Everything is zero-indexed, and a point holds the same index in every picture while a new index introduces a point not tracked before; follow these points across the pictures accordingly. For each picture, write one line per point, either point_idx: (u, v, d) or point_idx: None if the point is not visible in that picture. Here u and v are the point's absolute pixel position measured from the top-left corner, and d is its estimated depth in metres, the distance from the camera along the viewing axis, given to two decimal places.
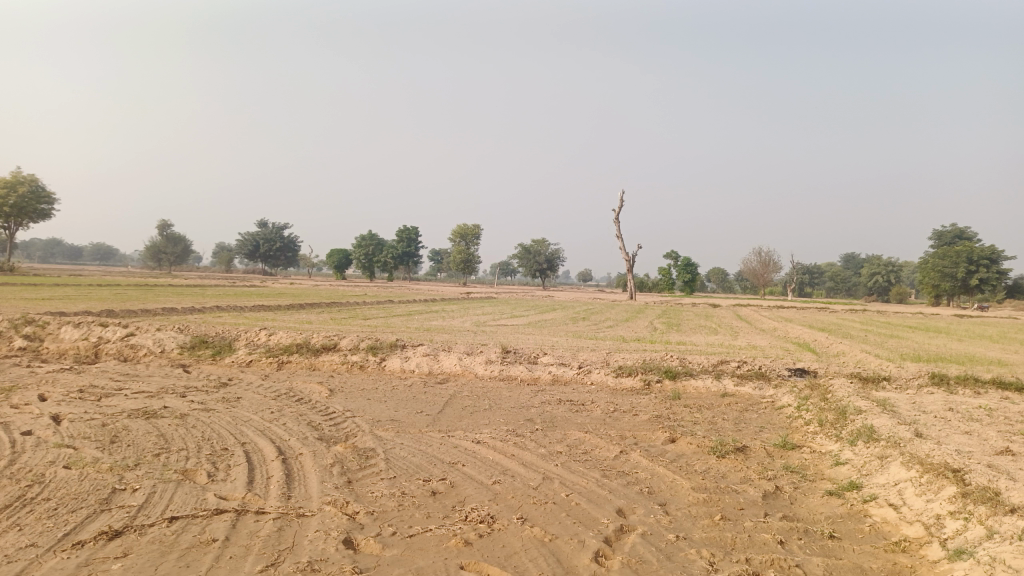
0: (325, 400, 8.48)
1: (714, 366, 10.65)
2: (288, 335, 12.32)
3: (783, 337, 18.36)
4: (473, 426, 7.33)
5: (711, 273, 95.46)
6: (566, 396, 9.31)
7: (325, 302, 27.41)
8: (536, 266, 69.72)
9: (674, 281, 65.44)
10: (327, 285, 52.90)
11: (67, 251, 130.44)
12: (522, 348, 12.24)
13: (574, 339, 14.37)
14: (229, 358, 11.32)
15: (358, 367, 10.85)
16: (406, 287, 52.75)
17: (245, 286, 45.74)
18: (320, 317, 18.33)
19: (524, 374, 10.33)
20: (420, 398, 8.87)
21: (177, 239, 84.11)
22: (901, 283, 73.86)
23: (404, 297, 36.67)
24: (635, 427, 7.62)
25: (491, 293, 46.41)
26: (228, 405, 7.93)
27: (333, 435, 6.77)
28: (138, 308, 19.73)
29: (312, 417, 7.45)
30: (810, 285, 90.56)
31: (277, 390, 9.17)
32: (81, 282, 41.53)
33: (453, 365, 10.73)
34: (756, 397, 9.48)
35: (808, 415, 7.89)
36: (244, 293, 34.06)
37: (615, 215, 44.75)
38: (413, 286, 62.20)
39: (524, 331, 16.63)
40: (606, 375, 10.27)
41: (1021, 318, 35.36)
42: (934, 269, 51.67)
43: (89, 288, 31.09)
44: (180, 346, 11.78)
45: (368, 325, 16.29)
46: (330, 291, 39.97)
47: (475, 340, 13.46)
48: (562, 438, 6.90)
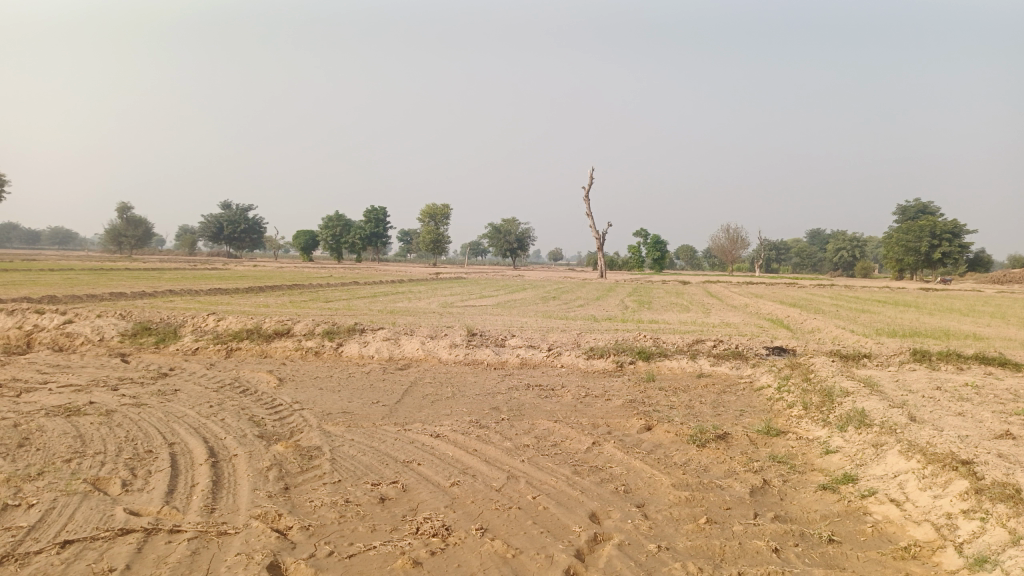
0: (272, 391, 7.79)
1: (689, 345, 10.16)
2: (238, 320, 11.55)
3: (756, 314, 17.96)
4: (432, 417, 6.72)
5: (680, 251, 95.57)
6: (534, 380, 8.73)
7: (287, 285, 26.43)
8: (505, 245, 69.00)
9: (644, 259, 65.25)
10: (294, 267, 51.61)
11: (23, 235, 126.60)
12: (488, 329, 11.63)
13: (543, 319, 13.80)
14: (173, 345, 10.56)
15: (313, 353, 10.16)
16: (374, 269, 51.72)
17: (208, 269, 44.37)
18: (278, 301, 17.50)
19: (490, 358, 9.73)
20: (376, 386, 8.22)
21: (135, 222, 81.65)
22: (866, 258, 74.62)
23: (370, 278, 35.66)
24: (608, 413, 7.08)
25: (460, 274, 45.64)
26: (163, 399, 7.21)
27: (276, 432, 6.11)
28: (86, 293, 18.69)
29: (255, 411, 6.77)
30: (777, 261, 91.19)
31: (222, 380, 8.46)
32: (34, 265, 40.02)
33: (415, 349, 10.08)
34: (733, 377, 8.99)
35: (791, 398, 7.41)
36: (203, 277, 32.86)
37: (585, 192, 44.10)
38: (380, 266, 61.15)
39: (491, 311, 16.01)
40: (576, 357, 9.70)
41: (984, 291, 35.63)
42: (899, 243, 52.06)
43: (38, 275, 29.64)
44: (121, 334, 10.97)
45: (328, 308, 15.52)
46: (293, 273, 38.86)
47: (439, 322, 12.81)
48: (530, 428, 6.32)
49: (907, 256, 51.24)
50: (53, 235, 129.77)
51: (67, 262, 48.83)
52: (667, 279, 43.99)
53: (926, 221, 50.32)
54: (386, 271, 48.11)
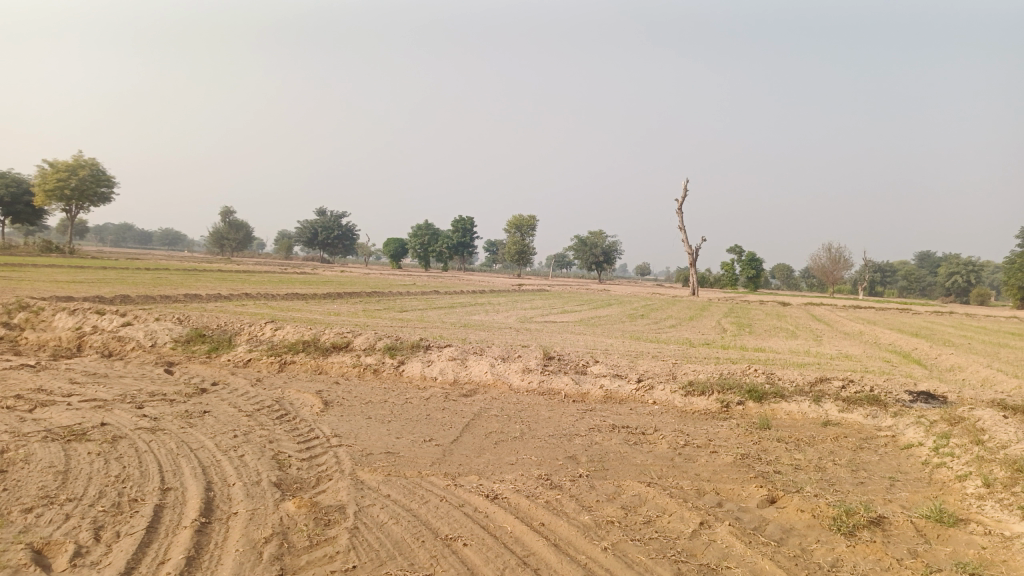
0: (311, 419, 6.66)
1: (811, 384, 8.46)
2: (297, 330, 10.59)
3: (876, 345, 15.75)
4: (494, 466, 5.42)
5: (776, 270, 90.95)
6: (622, 420, 7.30)
7: (367, 292, 25.84)
8: (592, 258, 67.22)
9: (737, 277, 62.18)
10: (380, 274, 51.63)
11: (137, 235, 134.42)
12: (570, 352, 10.23)
13: (633, 343, 12.27)
14: (224, 355, 9.70)
15: (371, 372, 9.05)
16: (459, 278, 51.16)
17: (297, 273, 44.80)
18: (349, 309, 16.63)
19: (570, 388, 8.32)
20: (433, 418, 6.98)
21: (237, 225, 84.65)
22: (983, 284, 68.68)
23: (453, 287, 34.77)
24: (717, 475, 5.58)
25: (543, 286, 44.26)
26: (184, 424, 6.19)
27: (299, 480, 4.93)
28: (164, 293, 18.42)
29: (284, 448, 5.62)
30: (880, 284, 85.41)
31: (262, 399, 7.42)
32: (133, 264, 41.29)
33: (483, 373, 8.79)
34: (869, 431, 7.29)
35: (959, 467, 5.68)
36: (290, 281, 32.88)
37: (679, 205, 41.93)
38: (463, 275, 60.58)
39: (574, 329, 14.59)
40: (671, 393, 8.19)
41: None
42: (1021, 269, 47.30)
43: (128, 273, 30.26)
44: (174, 341, 10.21)
45: (399, 319, 14.50)
46: (378, 280, 38.56)
47: (514, 340, 11.50)
48: (616, 494, 4.91)
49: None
50: (163, 237, 137.12)
51: (170, 262, 50.50)
52: (763, 299, 41.26)
53: None
54: (471, 280, 47.38)
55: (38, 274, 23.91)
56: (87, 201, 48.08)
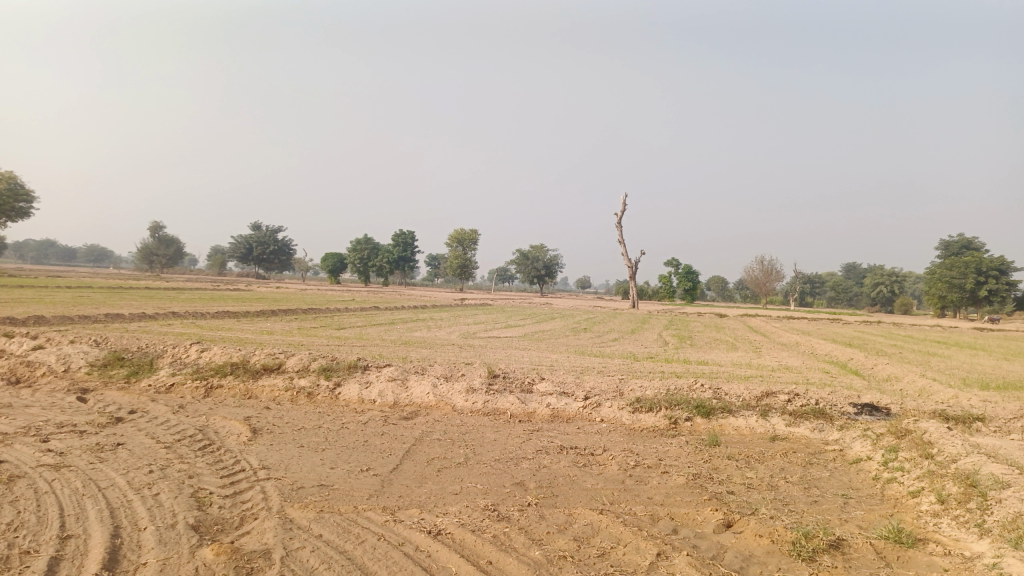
0: (237, 450, 6.17)
1: (757, 398, 8.37)
2: (225, 351, 9.98)
3: (814, 356, 15.98)
4: (437, 497, 5.06)
5: (712, 282, 92.90)
6: (570, 441, 7.03)
7: (303, 309, 25.00)
8: (533, 272, 67.30)
9: (675, 290, 63.20)
10: (318, 289, 50.43)
11: (59, 252, 128.52)
12: (514, 370, 9.93)
13: (577, 358, 12.05)
14: (145, 380, 9.04)
15: (305, 395, 8.56)
16: (400, 293, 50.39)
17: (230, 289, 43.35)
18: (284, 327, 15.96)
19: (515, 408, 8.02)
20: (371, 445, 6.56)
21: (167, 240, 81.73)
22: (906, 293, 71.56)
23: (393, 303, 34.08)
24: (670, 498, 5.36)
25: (484, 300, 43.95)
26: (94, 459, 5.62)
27: (220, 522, 4.47)
28: (83, 313, 17.35)
29: (205, 484, 5.13)
30: (810, 294, 88.13)
31: (184, 428, 6.87)
32: (52, 282, 39.18)
33: (425, 394, 8.41)
34: (817, 445, 7.21)
35: (911, 483, 5.60)
36: (223, 298, 31.67)
37: (618, 218, 42.25)
38: (402, 290, 59.76)
39: (517, 345, 14.30)
40: (619, 410, 7.97)
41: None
42: (941, 279, 49.37)
43: (46, 291, 28.63)
44: (90, 365, 9.48)
45: (337, 338, 13.95)
46: (316, 296, 37.58)
47: (457, 358, 11.14)
48: (568, 524, 4.62)
49: (950, 292, 48.52)
50: (87, 253, 131.51)
51: (95, 279, 48.15)
52: (702, 311, 41.87)
53: (972, 256, 47.65)
54: (412, 295, 46.71)
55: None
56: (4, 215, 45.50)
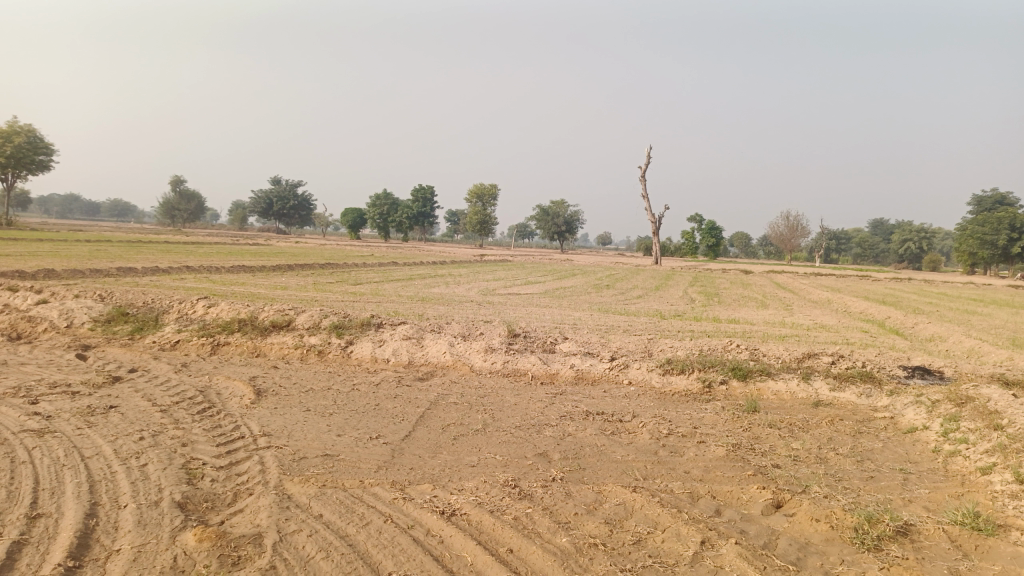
0: (238, 414, 5.72)
1: (798, 360, 7.77)
2: (233, 307, 9.53)
3: (848, 314, 15.29)
4: (451, 470, 4.57)
5: (735, 238, 91.39)
6: (597, 405, 6.51)
7: (320, 264, 24.56)
8: (554, 227, 66.43)
9: (698, 246, 62.14)
10: (338, 245, 49.98)
11: (84, 207, 129.48)
12: (536, 328, 9.41)
13: (602, 315, 11.50)
14: (149, 337, 8.62)
15: (315, 354, 8.12)
16: (419, 249, 49.86)
17: (249, 244, 43.09)
18: (298, 282, 15.49)
19: (537, 369, 7.50)
20: (382, 409, 6.09)
21: (189, 195, 81.48)
22: (934, 250, 69.81)
23: (411, 258, 33.55)
24: (711, 473, 4.83)
25: (503, 255, 43.35)
26: (82, 423, 5.19)
27: (210, 498, 4.02)
28: (95, 267, 16.97)
29: (198, 454, 4.68)
30: (835, 250, 86.46)
31: (184, 390, 6.44)
32: (73, 236, 39.09)
33: (441, 354, 7.91)
34: (865, 412, 6.64)
35: (980, 458, 5.02)
36: (241, 253, 31.25)
37: (642, 171, 41.19)
38: (422, 245, 59.24)
39: (539, 302, 13.77)
40: (648, 372, 7.42)
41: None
42: (973, 235, 47.83)
43: (64, 245, 28.46)
44: (93, 321, 9.09)
45: (352, 293, 13.52)
46: (335, 251, 37.21)
47: (475, 315, 10.62)
48: (598, 504, 4.11)
49: (982, 249, 47.02)
50: (111, 208, 132.60)
51: (117, 234, 47.76)
52: (724, 267, 40.98)
53: (1006, 212, 46.01)
54: (431, 251, 46.11)
55: None
56: (23, 169, 44.91)
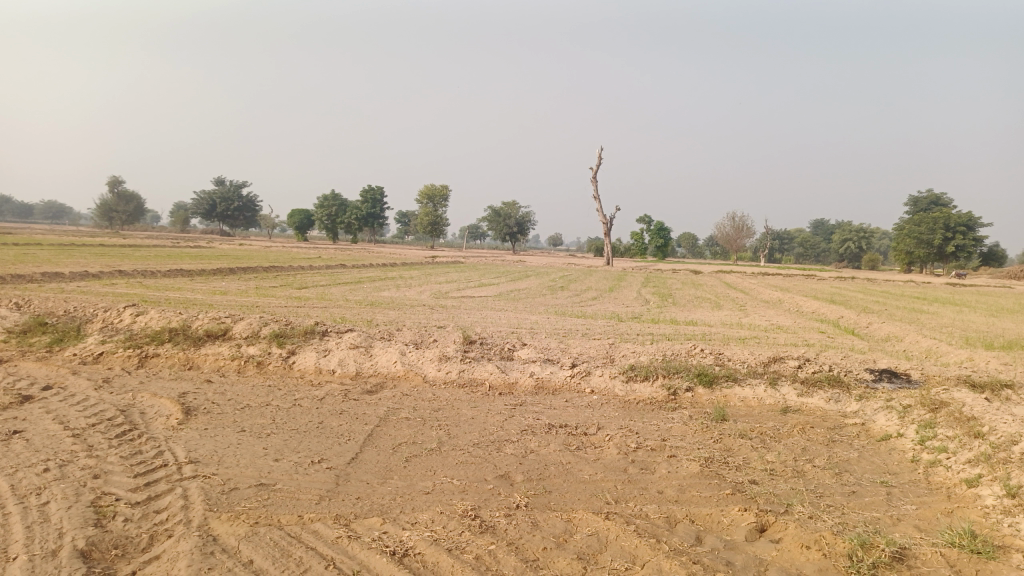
0: (162, 438, 5.12)
1: (764, 364, 7.50)
2: (164, 315, 8.82)
3: (801, 314, 15.27)
4: (402, 499, 4.08)
5: (683, 239, 92.49)
6: (559, 417, 6.09)
7: (264, 267, 23.63)
8: (505, 228, 66.06)
9: (647, 247, 62.51)
10: (285, 247, 48.63)
11: (15, 209, 123.80)
12: (491, 333, 8.95)
13: (559, 319, 11.11)
14: (70, 350, 7.87)
15: (254, 365, 7.52)
16: (368, 251, 48.81)
17: (190, 247, 41.51)
18: (239, 287, 14.68)
19: (494, 379, 7.05)
20: (326, 427, 5.55)
21: (127, 197, 78.44)
22: (873, 249, 71.82)
23: (359, 260, 32.68)
24: (686, 493, 4.46)
25: (454, 257, 42.77)
26: None
27: (121, 543, 3.45)
28: (18, 273, 15.81)
29: (111, 488, 4.09)
30: (779, 251, 88.29)
31: (103, 409, 5.78)
32: (0, 239, 36.95)
33: (391, 364, 7.39)
34: (836, 419, 6.38)
35: (964, 469, 4.77)
36: (181, 256, 29.88)
37: (593, 171, 41.11)
38: (371, 247, 58.13)
39: (494, 305, 13.32)
40: (611, 379, 7.04)
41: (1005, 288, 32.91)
42: (910, 235, 49.20)
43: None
44: (7, 332, 8.28)
45: (297, 299, 12.84)
46: (281, 254, 36.01)
47: (427, 321, 10.10)
48: (568, 535, 3.69)
49: (919, 248, 48.38)
50: (45, 210, 127.30)
51: (47, 237, 45.35)
52: (674, 267, 41.19)
53: (942, 212, 47.44)
54: (380, 253, 45.15)
55: None
56: None
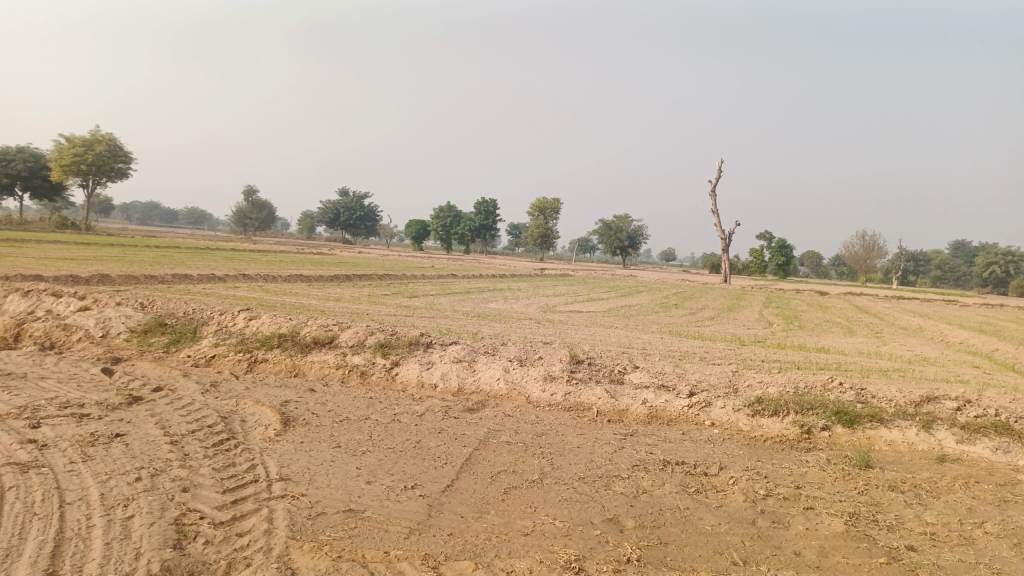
0: (257, 450, 4.94)
1: (914, 404, 6.57)
2: (275, 320, 8.86)
3: (947, 345, 13.74)
4: (499, 543, 3.63)
5: (806, 258, 87.90)
6: (676, 452, 5.49)
7: (379, 275, 24.08)
8: (617, 242, 65.01)
9: (767, 265, 59.71)
10: (400, 256, 49.87)
11: (164, 215, 134.49)
12: (601, 353, 8.42)
13: (674, 340, 10.42)
14: (184, 352, 8.00)
15: (357, 376, 7.36)
16: (480, 262, 49.22)
17: (313, 253, 43.25)
18: (352, 294, 14.84)
19: (603, 405, 6.52)
20: (423, 448, 5.21)
21: (260, 205, 83.15)
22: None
23: (471, 271, 32.84)
24: (829, 559, 3.78)
25: (565, 270, 42.31)
26: (75, 455, 4.46)
27: (197, 570, 3.21)
28: (153, 274, 16.72)
29: (198, 505, 3.89)
30: (913, 273, 82.23)
31: (204, 415, 5.71)
32: (145, 241, 39.82)
33: (494, 381, 7.02)
34: (1006, 474, 5.43)
35: None
36: (303, 262, 31.03)
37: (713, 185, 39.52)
38: (482, 258, 58.65)
39: (605, 322, 12.76)
40: (735, 412, 6.35)
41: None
42: None
43: (131, 250, 28.75)
44: (130, 332, 8.55)
45: (406, 308, 12.78)
46: (396, 262, 36.78)
47: (534, 336, 9.68)
48: None
49: None
50: (188, 216, 137.64)
51: (189, 241, 48.28)
52: (796, 288, 38.92)
53: None
54: (492, 264, 45.37)
55: (30, 249, 22.24)
56: (104, 176, 45.87)
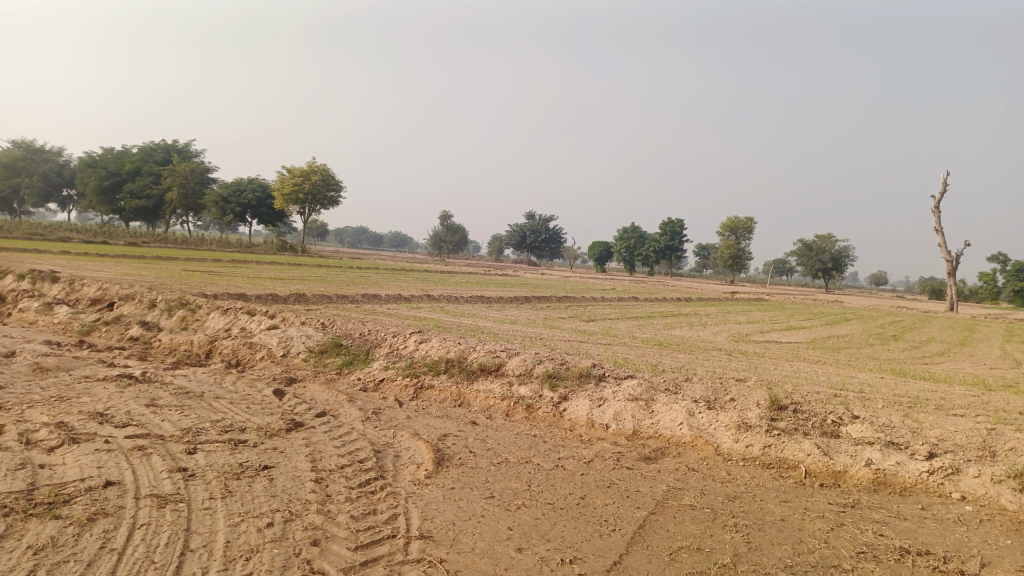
0: (403, 495, 4.41)
1: None
2: (444, 344, 8.51)
3: None
4: None
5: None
6: (915, 536, 4.23)
7: (560, 297, 23.60)
8: (819, 265, 59.97)
9: (1001, 291, 52.05)
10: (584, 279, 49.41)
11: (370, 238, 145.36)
12: (806, 396, 7.13)
13: (898, 381, 8.75)
14: (354, 375, 7.83)
15: (523, 409, 6.73)
16: (665, 285, 47.44)
17: (500, 275, 43.97)
18: (529, 318, 14.36)
19: (812, 464, 5.34)
20: (589, 507, 4.41)
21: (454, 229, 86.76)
22: None
23: (657, 294, 31.50)
24: None
25: (759, 295, 39.49)
26: (216, 489, 4.17)
27: None
28: (346, 294, 17.42)
29: (324, 564, 3.38)
30: None
31: (356, 448, 5.32)
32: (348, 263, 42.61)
33: (676, 425, 6.06)
34: None
35: None
36: (489, 283, 31.38)
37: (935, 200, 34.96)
38: (669, 281, 56.62)
39: (809, 356, 11.18)
40: (995, 485, 4.89)
41: None
42: None
43: (334, 272, 30.63)
44: (308, 352, 8.60)
45: (583, 334, 12.03)
46: (580, 285, 36.23)
47: (724, 371, 8.53)
48: None
49: None
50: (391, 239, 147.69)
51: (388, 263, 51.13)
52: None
53: None
54: (678, 287, 43.48)
55: (248, 270, 24.25)
56: (319, 204, 49.82)
